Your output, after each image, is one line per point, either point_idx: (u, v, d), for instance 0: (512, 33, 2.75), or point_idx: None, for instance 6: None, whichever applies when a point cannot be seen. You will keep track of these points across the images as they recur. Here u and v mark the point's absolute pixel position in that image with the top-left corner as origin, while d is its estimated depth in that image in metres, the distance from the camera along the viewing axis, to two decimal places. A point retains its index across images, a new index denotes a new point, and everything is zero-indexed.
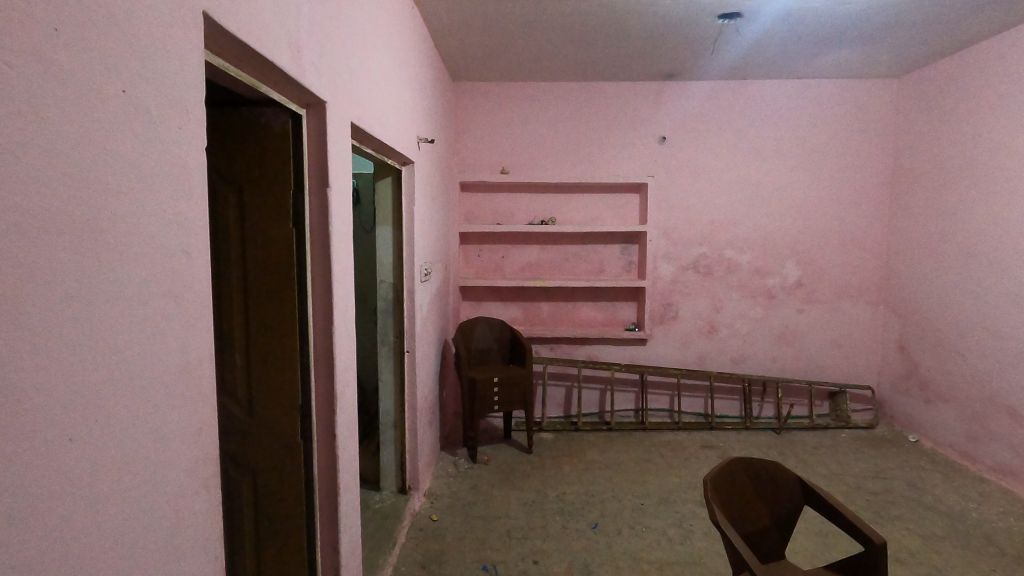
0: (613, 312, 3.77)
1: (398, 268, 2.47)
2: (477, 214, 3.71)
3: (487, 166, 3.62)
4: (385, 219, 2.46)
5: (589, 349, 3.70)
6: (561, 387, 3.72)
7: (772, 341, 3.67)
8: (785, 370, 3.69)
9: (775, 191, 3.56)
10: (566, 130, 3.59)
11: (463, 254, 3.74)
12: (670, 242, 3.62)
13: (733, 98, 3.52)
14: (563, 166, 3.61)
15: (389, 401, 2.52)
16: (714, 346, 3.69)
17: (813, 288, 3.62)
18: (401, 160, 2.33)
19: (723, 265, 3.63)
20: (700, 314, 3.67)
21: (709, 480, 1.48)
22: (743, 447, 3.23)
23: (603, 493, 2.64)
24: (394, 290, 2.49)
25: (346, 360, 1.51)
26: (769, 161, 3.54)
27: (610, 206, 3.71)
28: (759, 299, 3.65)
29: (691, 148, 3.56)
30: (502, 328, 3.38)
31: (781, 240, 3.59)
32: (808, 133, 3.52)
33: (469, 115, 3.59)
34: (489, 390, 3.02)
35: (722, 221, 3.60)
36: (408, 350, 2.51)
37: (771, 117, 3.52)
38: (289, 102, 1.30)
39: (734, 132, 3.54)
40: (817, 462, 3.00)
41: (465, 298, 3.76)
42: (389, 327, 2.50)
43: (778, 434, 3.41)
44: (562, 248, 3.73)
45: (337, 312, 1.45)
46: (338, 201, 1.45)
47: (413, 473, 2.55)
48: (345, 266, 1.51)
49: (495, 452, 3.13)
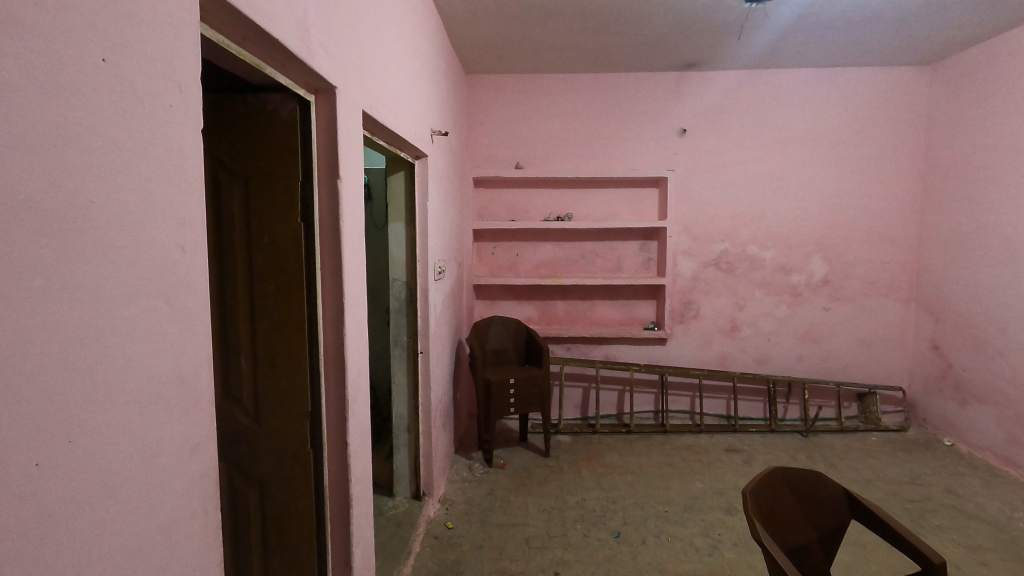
0: (631, 311, 3.66)
1: (412, 266, 2.38)
2: (491, 211, 3.62)
3: (501, 162, 3.52)
4: (397, 216, 2.38)
5: (606, 349, 3.60)
6: (578, 388, 3.62)
7: (798, 340, 3.54)
8: (811, 370, 3.56)
9: (800, 185, 3.43)
10: (582, 123, 3.48)
11: (477, 252, 3.65)
12: (690, 238, 3.50)
13: (756, 87, 3.39)
14: (580, 160, 3.51)
15: (401, 403, 2.44)
16: (737, 345, 3.57)
17: (840, 285, 3.49)
18: (413, 153, 2.24)
19: (746, 261, 3.51)
20: (722, 313, 3.55)
21: (749, 491, 1.38)
22: (769, 450, 3.10)
23: (624, 500, 2.54)
24: (407, 288, 2.40)
25: (358, 363, 1.42)
26: (794, 153, 3.41)
27: (627, 201, 3.60)
28: (784, 297, 3.52)
29: (712, 140, 3.44)
30: (518, 328, 3.28)
31: (807, 235, 3.46)
32: (835, 125, 3.38)
33: (482, 109, 3.50)
34: (505, 392, 2.93)
35: (745, 216, 3.47)
36: (421, 350, 2.42)
37: (796, 107, 3.39)
38: (297, 86, 1.21)
39: (757, 123, 3.41)
40: (847, 466, 2.86)
41: (479, 296, 3.67)
42: (402, 328, 2.41)
43: (804, 437, 3.28)
44: (578, 245, 3.63)
45: (348, 312, 1.36)
46: (349, 193, 1.36)
47: (428, 479, 2.47)
48: (357, 263, 1.42)
49: (510, 456, 3.03)
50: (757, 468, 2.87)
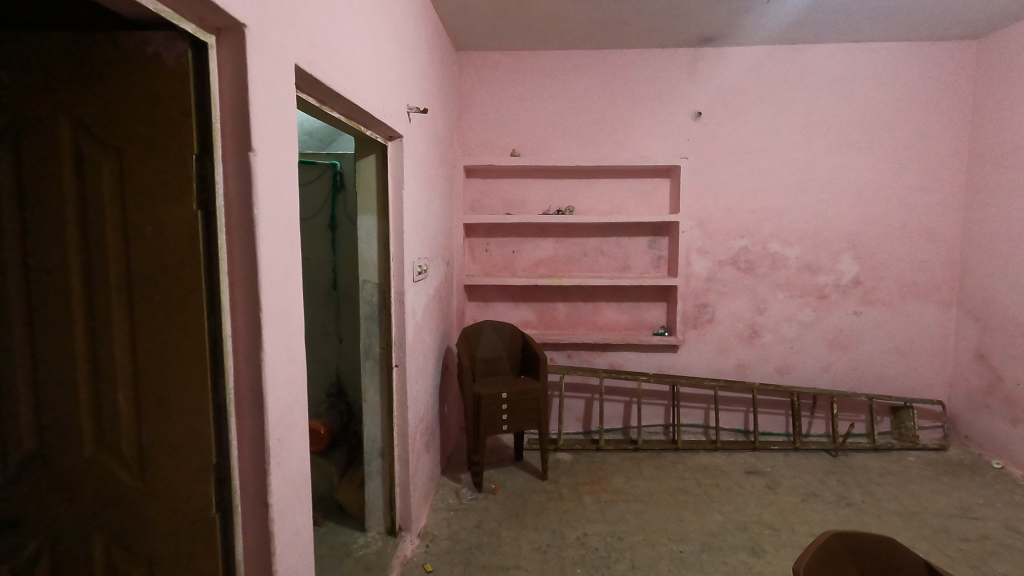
0: (639, 314, 3.32)
1: (385, 267, 2.04)
2: (484, 204, 3.27)
3: (496, 149, 3.18)
4: (367, 207, 2.03)
5: (611, 356, 3.26)
6: (580, 400, 3.28)
7: (824, 348, 3.19)
8: (838, 381, 3.21)
9: (829, 175, 3.07)
10: (585, 106, 3.13)
11: (469, 248, 3.32)
12: (705, 234, 3.15)
13: (781, 65, 3.03)
14: (582, 147, 3.15)
15: (374, 424, 2.11)
16: (756, 353, 3.22)
17: (872, 287, 3.13)
18: (385, 132, 1.90)
19: (767, 260, 3.15)
20: (740, 317, 3.20)
21: (804, 567, 1.04)
22: (795, 473, 2.75)
23: (632, 537, 2.19)
24: (380, 291, 2.06)
25: (286, 395, 1.10)
26: (822, 139, 3.05)
27: (635, 192, 3.25)
28: (810, 300, 3.16)
29: (731, 125, 3.08)
30: (512, 333, 2.93)
31: (835, 231, 3.10)
32: (869, 107, 3.02)
33: (474, 90, 3.15)
34: (496, 407, 2.59)
35: (767, 209, 3.11)
36: (397, 364, 2.07)
37: (825, 87, 3.02)
38: (183, 18, 0.88)
39: (781, 105, 3.04)
40: (886, 494, 2.51)
41: (471, 297, 3.33)
42: (374, 338, 2.07)
43: (833, 456, 2.92)
44: (580, 241, 3.29)
45: (270, 328, 1.04)
46: (269, 174, 1.03)
47: (404, 511, 2.13)
48: (286, 265, 1.10)
49: (503, 478, 2.69)
50: (783, 495, 2.52)
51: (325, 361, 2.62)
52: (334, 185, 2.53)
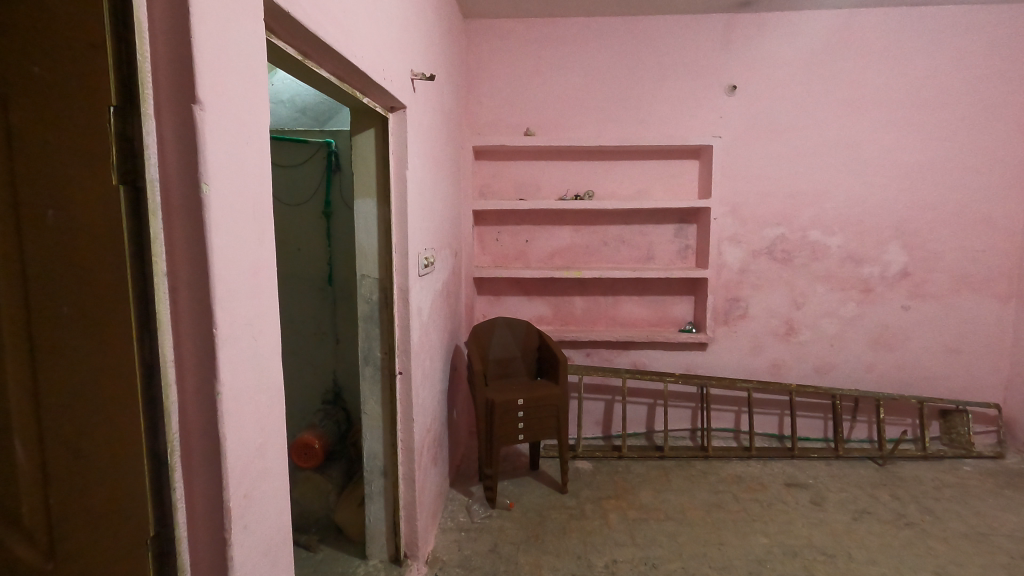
0: (664, 309, 3.05)
1: (386, 260, 1.76)
2: (495, 188, 2.99)
3: (507, 127, 2.88)
4: (366, 190, 1.75)
5: (634, 355, 2.99)
6: (600, 402, 3.02)
7: (868, 345, 2.91)
8: (882, 383, 2.94)
9: (877, 155, 2.77)
10: (607, 80, 2.83)
11: (478, 238, 3.04)
12: (738, 221, 2.86)
13: (826, 33, 2.72)
14: (603, 126, 2.86)
15: (375, 439, 1.85)
16: (792, 351, 2.95)
17: (922, 279, 2.85)
18: (385, 101, 1.62)
19: (807, 249, 2.87)
20: (776, 312, 2.93)
21: None
22: (841, 485, 2.48)
23: (668, 564, 1.94)
24: (381, 288, 1.78)
25: (253, 436, 0.83)
26: (870, 115, 2.75)
27: (661, 174, 2.96)
28: (853, 294, 2.88)
29: (769, 99, 2.78)
30: (526, 331, 2.66)
31: (883, 217, 2.81)
32: (924, 79, 2.71)
33: (484, 62, 2.85)
34: (511, 415, 2.32)
35: (807, 193, 2.82)
36: (401, 371, 1.81)
37: (876, 57, 2.71)
38: None
39: (826, 78, 2.74)
40: (948, 513, 2.25)
41: (480, 291, 3.06)
42: (374, 341, 1.80)
43: (880, 466, 2.66)
44: (599, 229, 3.01)
45: (228, 350, 0.76)
46: (222, 137, 0.74)
47: (411, 537, 1.88)
48: (251, 263, 0.82)
49: (518, 492, 2.44)
50: (832, 514, 2.26)
51: (320, 363, 2.35)
52: (329, 166, 2.25)
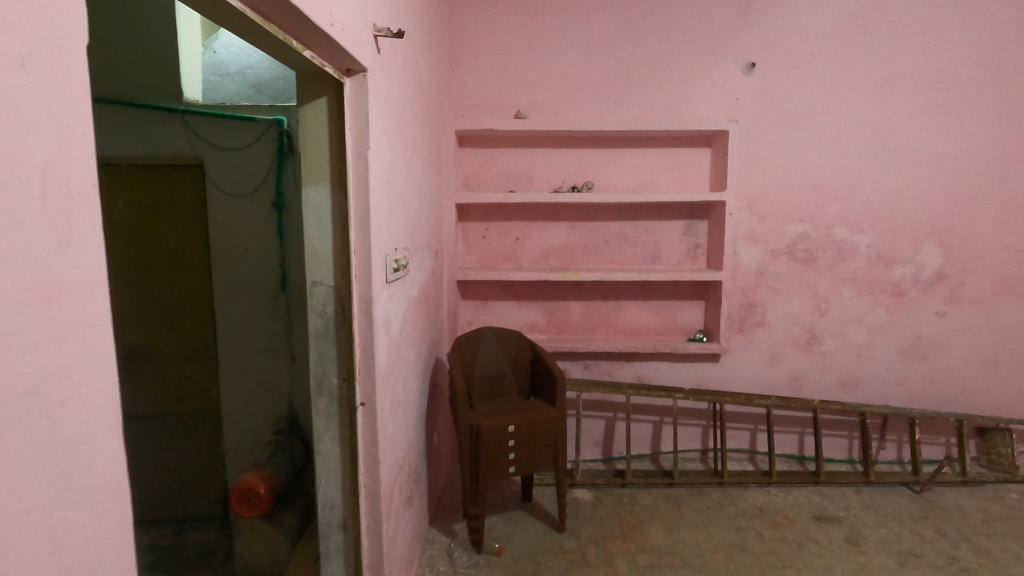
0: (671, 315, 2.72)
1: (343, 264, 1.39)
2: (481, 179, 2.64)
3: (496, 109, 2.53)
4: (317, 175, 1.38)
5: (638, 367, 2.66)
6: (600, 421, 2.68)
7: (898, 356, 2.61)
8: (914, 398, 2.64)
9: (912, 143, 2.46)
10: (608, 55, 2.49)
11: (463, 235, 2.69)
12: (755, 217, 2.54)
13: (857, 3, 2.40)
14: (604, 108, 2.52)
15: (331, 486, 1.49)
16: (814, 362, 2.64)
17: (959, 282, 2.54)
18: (340, 59, 1.26)
19: (831, 249, 2.55)
20: (797, 319, 2.61)
21: None
22: (878, 520, 2.17)
23: None
24: (337, 298, 1.41)
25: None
26: (905, 97, 2.43)
27: (669, 164, 2.63)
28: (883, 298, 2.57)
29: (792, 80, 2.45)
30: (517, 343, 2.31)
31: (917, 213, 2.50)
32: (966, 57, 2.40)
33: (468, 34, 2.49)
34: (501, 444, 1.97)
35: (834, 185, 2.50)
36: (362, 402, 1.45)
37: (913, 31, 2.39)
38: None
39: (855, 55, 2.42)
40: (1006, 555, 1.94)
41: (465, 295, 2.71)
42: (330, 366, 1.44)
43: (917, 494, 2.35)
44: (599, 226, 2.67)
45: None
46: None
47: None
48: (32, 282, 0.45)
49: (509, 531, 2.09)
50: (874, 557, 1.94)
51: (273, 386, 2.06)
52: (280, 148, 1.96)
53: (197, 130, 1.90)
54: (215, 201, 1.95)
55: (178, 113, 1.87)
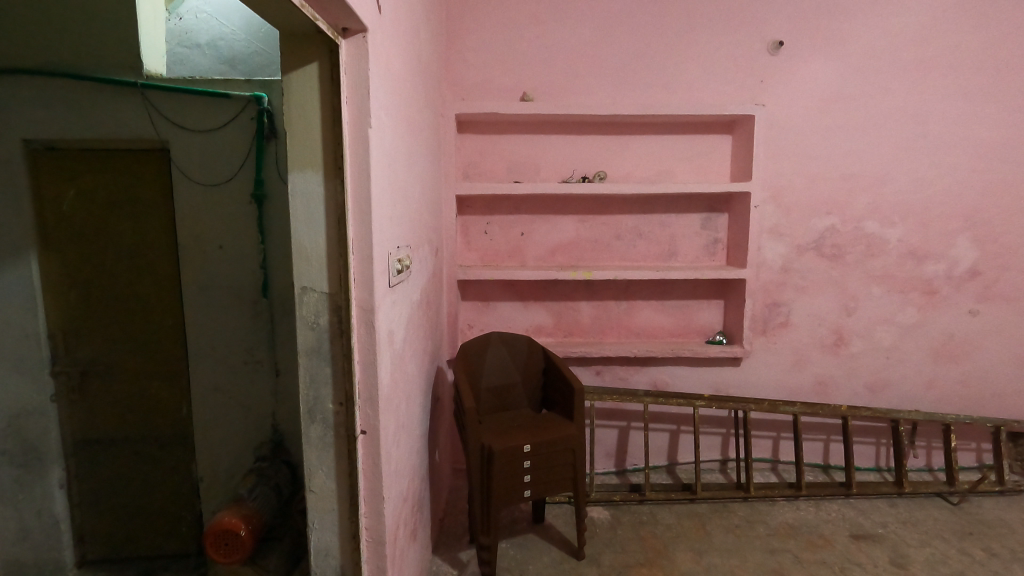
0: (688, 316, 2.52)
1: (338, 265, 1.16)
2: (482, 168, 2.40)
3: (499, 91, 2.29)
4: (305, 158, 1.13)
5: (653, 373, 2.46)
6: (614, 430, 2.48)
7: (928, 358, 2.45)
8: (944, 402, 2.49)
9: (948, 131, 2.29)
10: (623, 32, 2.27)
11: (463, 230, 2.45)
12: (781, 210, 2.35)
13: None
14: (617, 91, 2.30)
15: (325, 529, 1.25)
16: (840, 365, 2.47)
17: (993, 279, 2.39)
18: (336, 14, 1.02)
19: (861, 244, 2.38)
20: (823, 320, 2.43)
21: None
22: (920, 537, 2.00)
23: None
24: (332, 307, 1.17)
25: None
26: (942, 81, 2.26)
27: (686, 152, 2.42)
28: (914, 297, 2.41)
29: (821, 61, 2.26)
30: (526, 350, 2.09)
31: (952, 206, 2.33)
32: (1006, 37, 2.22)
33: (469, 7, 2.24)
34: (515, 466, 1.74)
35: (865, 176, 2.32)
36: (363, 430, 1.22)
37: (952, 8, 2.21)
38: None
39: (890, 34, 2.23)
40: None
41: (465, 295, 2.48)
42: (323, 388, 1.20)
43: (955, 506, 2.20)
44: (611, 219, 2.46)
45: None
46: None
47: None
48: None
49: (521, 560, 1.88)
50: None
51: (255, 403, 1.83)
52: (259, 130, 1.70)
53: (160, 109, 1.64)
54: (183, 192, 1.70)
55: (138, 89, 1.62)
